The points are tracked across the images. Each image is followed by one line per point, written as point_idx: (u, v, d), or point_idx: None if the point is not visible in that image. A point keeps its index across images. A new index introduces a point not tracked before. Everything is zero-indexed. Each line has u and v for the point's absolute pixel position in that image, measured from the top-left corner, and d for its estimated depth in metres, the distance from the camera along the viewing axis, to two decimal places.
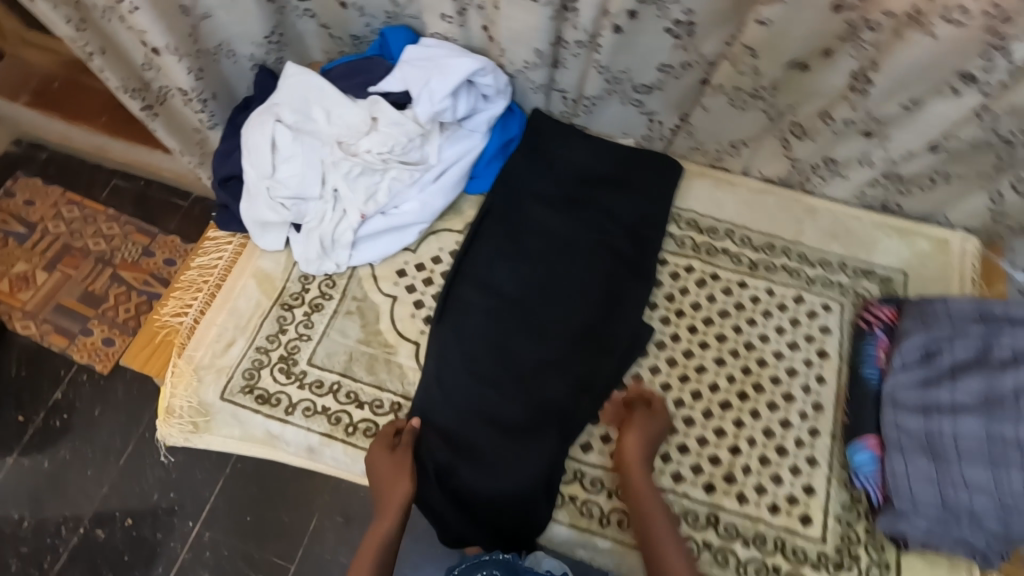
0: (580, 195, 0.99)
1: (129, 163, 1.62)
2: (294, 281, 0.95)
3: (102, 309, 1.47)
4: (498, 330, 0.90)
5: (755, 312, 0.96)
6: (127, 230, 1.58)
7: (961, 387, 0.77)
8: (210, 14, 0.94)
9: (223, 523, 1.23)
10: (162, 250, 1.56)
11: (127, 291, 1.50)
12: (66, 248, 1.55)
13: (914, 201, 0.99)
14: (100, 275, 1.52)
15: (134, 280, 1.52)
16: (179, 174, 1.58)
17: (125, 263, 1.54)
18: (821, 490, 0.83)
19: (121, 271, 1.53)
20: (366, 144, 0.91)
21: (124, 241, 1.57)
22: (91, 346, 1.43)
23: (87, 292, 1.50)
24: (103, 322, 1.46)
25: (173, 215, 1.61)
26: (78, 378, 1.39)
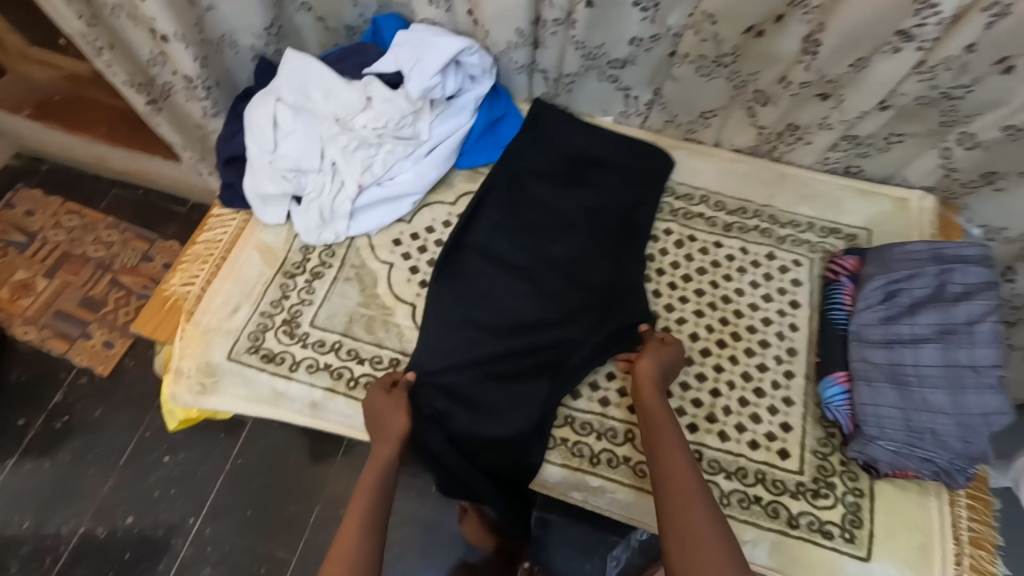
0: (567, 172, 1.07)
1: (130, 172, 1.68)
2: (295, 251, 1.01)
3: (103, 313, 1.51)
4: (492, 294, 0.97)
5: (730, 269, 1.02)
6: (127, 237, 1.63)
7: (919, 321, 0.84)
8: (213, 6, 1.01)
9: (227, 517, 1.26)
10: (162, 254, 1.61)
11: (127, 295, 1.55)
12: (66, 256, 1.59)
13: (873, 162, 1.06)
14: (100, 281, 1.56)
15: (133, 285, 1.56)
16: (179, 180, 1.65)
17: (125, 269, 1.58)
18: (797, 427, 0.88)
19: (121, 276, 1.57)
20: (362, 119, 0.98)
21: (124, 247, 1.61)
22: (93, 348, 1.46)
23: (87, 297, 1.53)
24: (103, 325, 1.50)
25: (171, 222, 1.66)
26: (79, 380, 1.42)
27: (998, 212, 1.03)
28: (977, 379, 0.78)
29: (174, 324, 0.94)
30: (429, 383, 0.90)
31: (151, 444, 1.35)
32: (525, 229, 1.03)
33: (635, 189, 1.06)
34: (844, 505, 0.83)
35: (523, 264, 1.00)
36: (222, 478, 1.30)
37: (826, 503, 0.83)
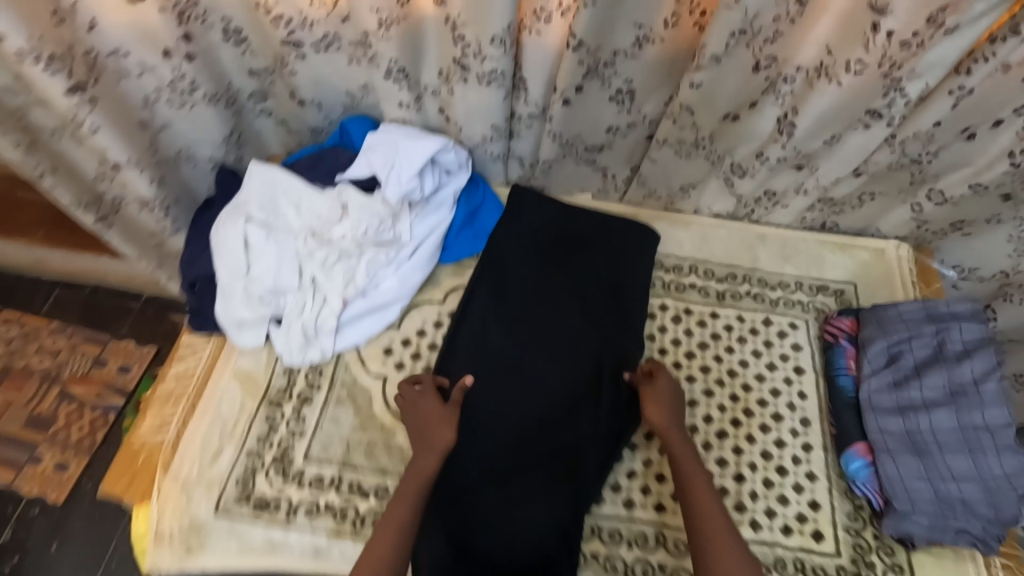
0: (554, 257, 1.04)
1: (74, 272, 1.56)
2: (278, 376, 0.93)
3: (52, 432, 1.40)
4: (495, 405, 0.92)
5: (731, 340, 1.01)
6: (75, 341, 1.51)
7: (928, 385, 0.84)
8: (167, 124, 0.95)
9: None
10: (116, 356, 1.50)
11: (80, 407, 1.44)
12: (6, 369, 1.47)
13: (848, 218, 1.09)
14: (47, 395, 1.45)
15: (86, 395, 1.46)
16: (130, 275, 1.53)
17: (76, 377, 1.47)
18: (826, 504, 0.86)
19: (71, 387, 1.46)
20: (340, 229, 0.94)
21: (72, 353, 1.50)
22: (44, 473, 1.36)
23: (34, 415, 1.42)
24: (55, 446, 1.40)
25: (124, 320, 1.55)
26: (31, 510, 1.33)
27: (970, 255, 1.07)
28: (993, 440, 0.79)
29: (147, 481, 0.85)
30: (438, 512, 0.84)
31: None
32: (521, 325, 0.98)
33: (624, 269, 1.03)
34: None
35: (523, 367, 0.95)
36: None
37: None
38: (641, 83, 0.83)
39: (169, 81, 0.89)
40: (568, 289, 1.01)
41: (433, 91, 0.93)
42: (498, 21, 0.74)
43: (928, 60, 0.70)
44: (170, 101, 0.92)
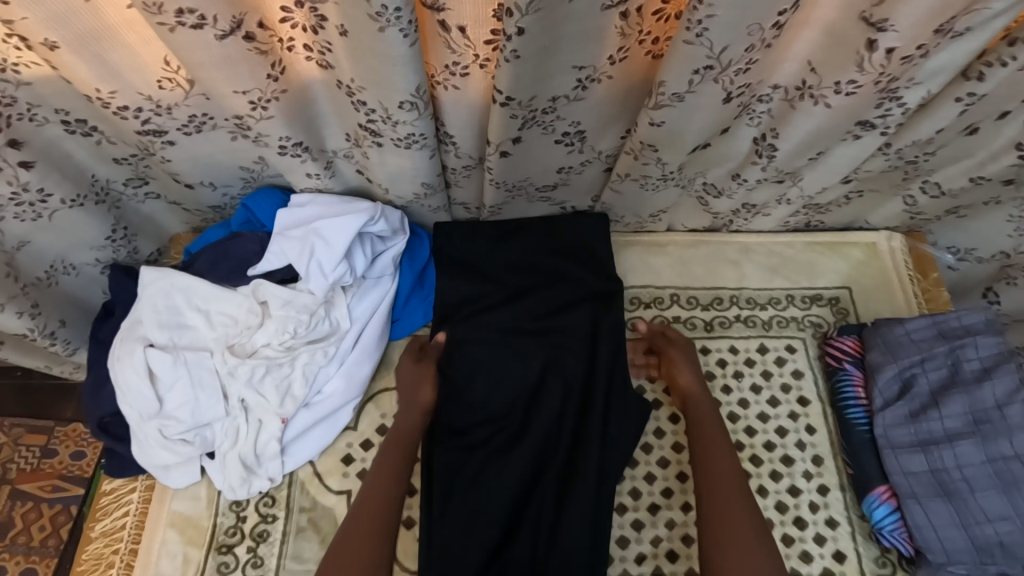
0: (510, 336, 0.92)
1: None
2: (224, 514, 0.80)
3: (7, 539, 1.22)
4: (483, 529, 0.80)
5: (726, 377, 0.91)
6: (18, 433, 1.30)
7: (948, 413, 0.76)
8: (26, 240, 0.77)
9: None
10: (67, 442, 1.31)
11: (36, 506, 1.26)
12: None
13: (834, 216, 0.98)
14: None
15: (40, 490, 1.27)
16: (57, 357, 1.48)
17: (24, 474, 1.28)
18: (851, 554, 0.79)
19: (22, 484, 1.27)
20: (262, 337, 0.79)
21: (15, 447, 1.29)
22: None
23: None
24: (16, 551, 1.22)
25: (67, 399, 1.34)
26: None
27: (967, 237, 0.98)
28: None
29: None
30: None
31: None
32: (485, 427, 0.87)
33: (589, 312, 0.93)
34: None
35: (501, 478, 0.83)
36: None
37: None
38: (591, 123, 0.69)
39: (9, 196, 0.71)
40: (531, 359, 0.90)
41: (343, 155, 0.77)
42: (404, 86, 0.58)
43: (928, 66, 0.58)
44: (20, 216, 0.74)
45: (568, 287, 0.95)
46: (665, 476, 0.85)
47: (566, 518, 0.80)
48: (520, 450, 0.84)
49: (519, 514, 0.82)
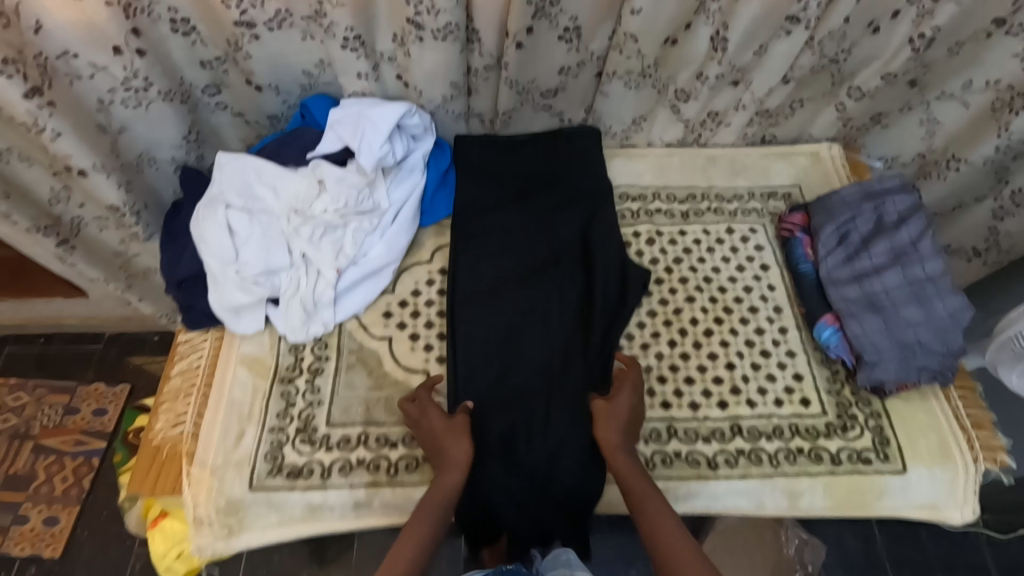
0: (520, 225, 1.07)
1: (27, 323, 1.70)
2: (285, 355, 0.95)
3: (33, 488, 1.51)
4: (501, 366, 0.95)
5: (701, 251, 1.09)
6: (41, 394, 1.64)
7: (875, 252, 0.95)
8: (126, 126, 0.94)
9: None
10: (88, 401, 1.63)
11: (58, 458, 1.55)
12: None
13: (783, 128, 1.20)
14: (21, 452, 1.56)
15: (63, 445, 1.57)
16: (87, 317, 1.69)
17: (48, 430, 1.59)
18: (808, 374, 0.96)
19: (46, 440, 1.58)
20: (320, 205, 0.96)
21: (39, 407, 1.62)
22: (32, 533, 1.46)
23: (10, 475, 1.53)
24: (39, 501, 1.50)
25: (89, 364, 1.69)
26: (27, 570, 1.42)
27: (892, 145, 1.19)
28: (935, 287, 0.91)
29: (174, 475, 0.84)
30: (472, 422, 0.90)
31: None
32: (503, 289, 1.01)
33: (584, 199, 1.09)
34: (869, 431, 0.91)
35: (516, 331, 0.97)
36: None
37: (855, 431, 0.91)
38: (586, 19, 0.95)
39: (123, 80, 0.89)
40: (538, 238, 1.06)
41: (389, 57, 0.97)
42: None
43: None
44: (125, 102, 0.91)
45: (567, 187, 1.11)
46: (653, 323, 1.01)
47: (568, 354, 0.95)
48: (530, 306, 0.99)
49: (529, 353, 0.96)
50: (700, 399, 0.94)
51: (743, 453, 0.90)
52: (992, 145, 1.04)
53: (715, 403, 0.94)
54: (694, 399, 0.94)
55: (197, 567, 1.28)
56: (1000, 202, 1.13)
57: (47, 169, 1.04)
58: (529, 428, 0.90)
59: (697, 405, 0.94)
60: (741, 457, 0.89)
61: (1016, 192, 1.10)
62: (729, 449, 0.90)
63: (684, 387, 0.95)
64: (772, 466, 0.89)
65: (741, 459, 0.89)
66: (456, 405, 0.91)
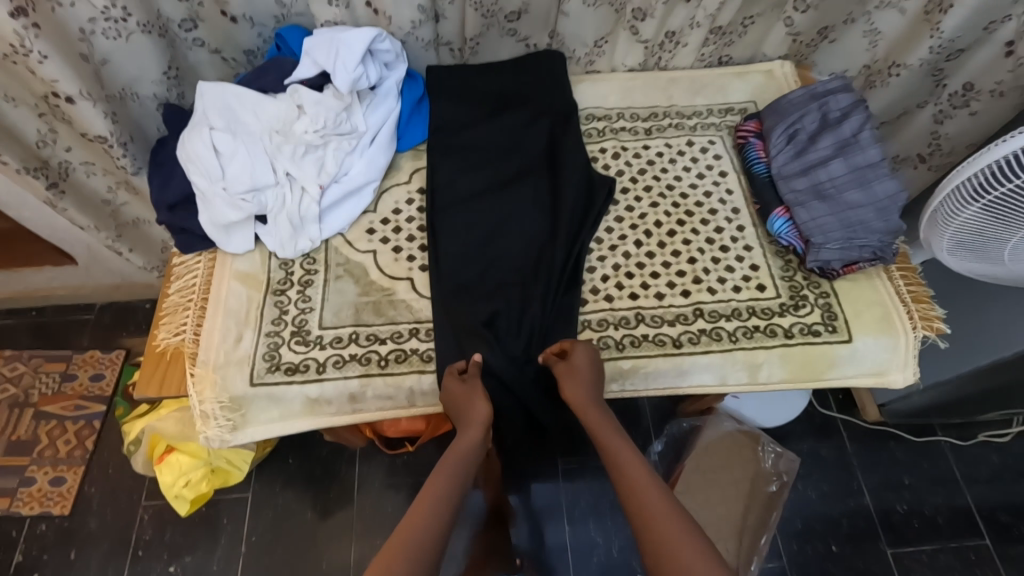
0: (493, 145, 1.13)
1: (16, 295, 1.72)
2: (276, 270, 1.01)
3: (37, 452, 1.55)
4: (480, 269, 1.01)
5: (664, 163, 1.16)
6: (36, 363, 1.67)
7: (821, 147, 1.03)
8: (108, 58, 0.99)
9: (261, 564, 1.42)
10: (84, 367, 1.67)
11: (60, 422, 1.60)
12: None
13: (738, 48, 1.27)
14: (21, 419, 1.60)
15: (63, 410, 1.62)
16: (77, 286, 1.73)
17: (47, 397, 1.63)
18: (763, 263, 1.04)
19: (45, 406, 1.62)
20: (300, 126, 1.00)
21: (36, 375, 1.66)
22: (40, 493, 1.51)
23: (13, 441, 1.57)
24: (44, 463, 1.55)
25: (83, 332, 1.73)
26: (38, 527, 1.47)
27: (839, 59, 1.27)
28: (875, 173, 0.99)
29: (180, 375, 0.93)
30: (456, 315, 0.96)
31: (148, 562, 1.43)
32: (479, 202, 1.08)
33: (550, 118, 1.15)
34: (819, 307, 1.00)
35: (492, 237, 1.04)
36: (239, 564, 1.42)
37: (806, 309, 1.00)
38: None
39: (102, 10, 0.93)
40: (509, 154, 1.12)
41: None
42: None
43: None
44: (106, 32, 0.96)
45: (533, 107, 1.16)
46: (621, 227, 1.08)
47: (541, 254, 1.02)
48: (504, 214, 1.06)
49: (506, 256, 1.02)
50: (665, 289, 1.02)
51: (705, 332, 0.98)
52: (927, 47, 1.12)
53: (679, 292, 1.01)
54: (660, 290, 1.02)
55: (205, 496, 1.35)
56: (939, 105, 1.21)
57: (33, 110, 1.08)
58: (507, 321, 0.97)
59: (663, 294, 1.01)
60: (704, 336, 0.98)
61: (953, 95, 1.18)
62: (692, 330, 0.98)
63: (651, 280, 1.03)
64: (731, 342, 0.97)
65: (703, 337, 0.98)
66: (438, 302, 0.98)
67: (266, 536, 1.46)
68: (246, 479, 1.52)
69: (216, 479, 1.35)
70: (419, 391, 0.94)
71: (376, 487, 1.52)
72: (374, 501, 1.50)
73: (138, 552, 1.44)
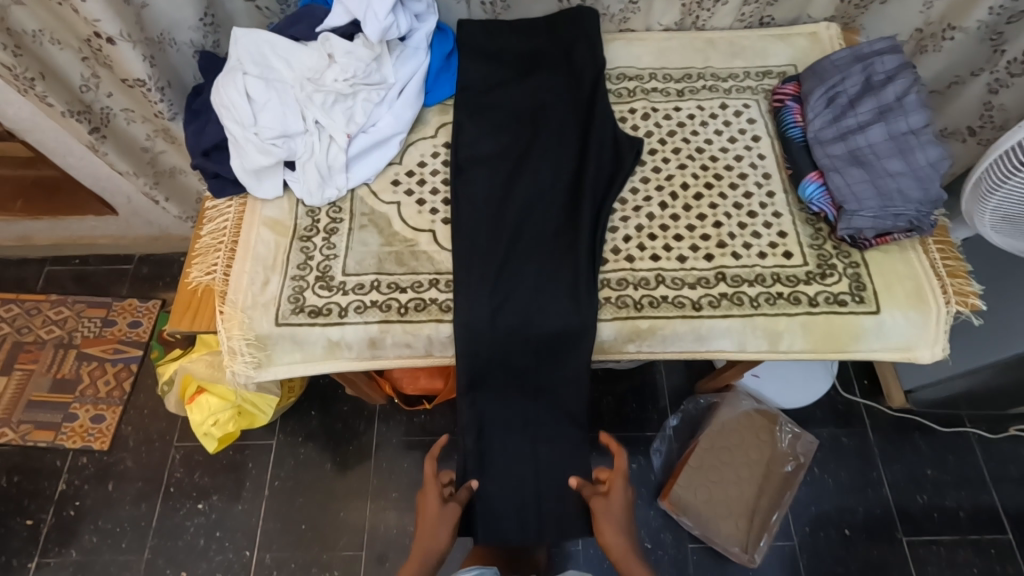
0: (522, 104, 1.12)
1: (60, 243, 1.81)
2: (303, 217, 1.03)
3: (79, 390, 1.65)
4: (502, 228, 1.00)
5: (694, 125, 1.13)
6: (79, 308, 1.76)
7: (862, 111, 0.98)
8: (148, 2, 1.01)
9: (281, 509, 1.50)
10: (123, 314, 1.76)
11: (100, 364, 1.69)
12: (18, 347, 1.71)
13: (782, 8, 1.22)
14: (65, 359, 1.69)
15: (103, 353, 1.71)
16: (118, 236, 1.80)
17: (89, 340, 1.72)
18: (792, 230, 1.02)
19: (87, 349, 1.71)
20: (330, 74, 1.01)
21: (78, 320, 1.75)
22: (82, 429, 1.60)
23: (57, 380, 1.66)
24: (85, 402, 1.64)
25: (122, 281, 1.81)
26: (80, 460, 1.57)
27: (890, 23, 1.20)
28: (918, 139, 0.95)
29: (210, 313, 0.96)
30: (475, 272, 0.96)
31: (178, 499, 1.52)
32: (503, 159, 1.07)
33: (579, 75, 1.13)
34: (847, 277, 0.97)
35: (514, 196, 1.03)
36: (263, 507, 1.50)
37: (833, 278, 0.97)
38: None
39: None
40: (536, 113, 1.11)
41: None
42: None
43: None
44: None
45: (557, 70, 1.14)
46: (647, 189, 1.07)
47: (563, 213, 1.02)
48: (526, 171, 1.05)
49: (525, 213, 1.02)
50: (688, 252, 1.00)
51: (726, 297, 0.96)
52: (986, 8, 1.07)
53: (702, 256, 1.00)
54: (682, 253, 1.00)
55: (232, 436, 1.42)
56: (995, 74, 1.14)
57: (77, 53, 1.11)
58: (524, 275, 0.97)
59: (685, 257, 1.00)
60: (724, 300, 0.96)
61: (1011, 62, 1.11)
62: (713, 294, 0.97)
63: (673, 243, 1.01)
64: (752, 307, 0.96)
65: (724, 302, 0.96)
66: (457, 258, 0.98)
67: (287, 481, 1.53)
68: (271, 427, 1.59)
69: (242, 420, 1.41)
70: (436, 340, 0.97)
71: (393, 442, 1.57)
72: (391, 455, 1.55)
73: (169, 489, 1.53)
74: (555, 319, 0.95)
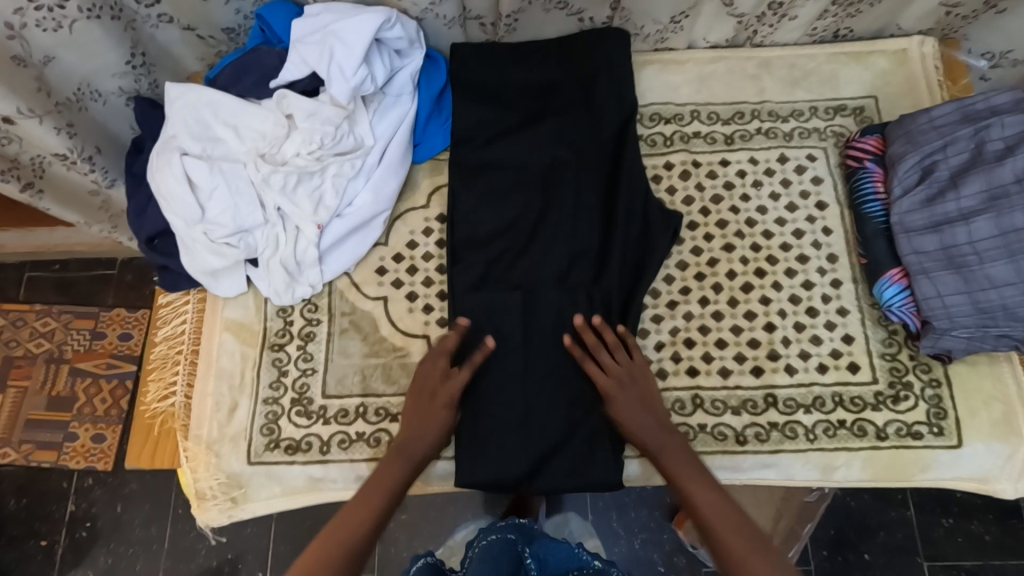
0: (531, 162, 0.90)
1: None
2: (273, 319, 0.87)
3: (74, 410, 1.32)
4: (508, 336, 0.83)
5: (745, 186, 0.92)
6: (66, 319, 1.38)
7: (966, 193, 0.76)
8: (51, 55, 0.79)
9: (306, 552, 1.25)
10: (112, 325, 1.38)
11: (95, 380, 1.34)
12: (8, 361, 1.35)
13: (865, 20, 0.95)
14: (58, 375, 1.35)
15: (98, 367, 1.35)
16: (94, 243, 1.38)
17: (81, 354, 1.36)
18: (860, 335, 0.84)
19: (79, 363, 1.35)
20: (291, 148, 0.80)
21: (67, 332, 1.37)
22: (83, 449, 1.30)
23: (52, 398, 1.33)
24: (85, 421, 1.32)
25: (105, 289, 1.40)
26: (85, 481, 1.29)
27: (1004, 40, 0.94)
28: None
29: (171, 447, 0.84)
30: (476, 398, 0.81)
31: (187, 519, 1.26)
32: (509, 242, 0.87)
33: (604, 122, 0.90)
34: (924, 401, 0.81)
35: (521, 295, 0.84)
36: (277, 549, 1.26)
37: (908, 403, 0.81)
38: None
39: None
40: (548, 176, 0.89)
41: None
42: None
43: None
44: (42, 23, 0.76)
45: (577, 116, 0.91)
46: (683, 277, 0.88)
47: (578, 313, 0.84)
48: (534, 260, 0.86)
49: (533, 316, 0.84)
50: (731, 364, 0.84)
51: (776, 428, 0.81)
52: None
53: (748, 370, 0.83)
54: (724, 365, 0.84)
55: None
56: None
57: None
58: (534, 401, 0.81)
59: (728, 371, 0.83)
60: (774, 431, 0.81)
61: None
62: (760, 423, 0.82)
63: (715, 351, 0.84)
64: (807, 440, 0.81)
65: (774, 433, 0.81)
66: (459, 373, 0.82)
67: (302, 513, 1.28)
68: None
69: None
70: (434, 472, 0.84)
71: None
72: None
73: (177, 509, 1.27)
74: (572, 452, 0.80)
